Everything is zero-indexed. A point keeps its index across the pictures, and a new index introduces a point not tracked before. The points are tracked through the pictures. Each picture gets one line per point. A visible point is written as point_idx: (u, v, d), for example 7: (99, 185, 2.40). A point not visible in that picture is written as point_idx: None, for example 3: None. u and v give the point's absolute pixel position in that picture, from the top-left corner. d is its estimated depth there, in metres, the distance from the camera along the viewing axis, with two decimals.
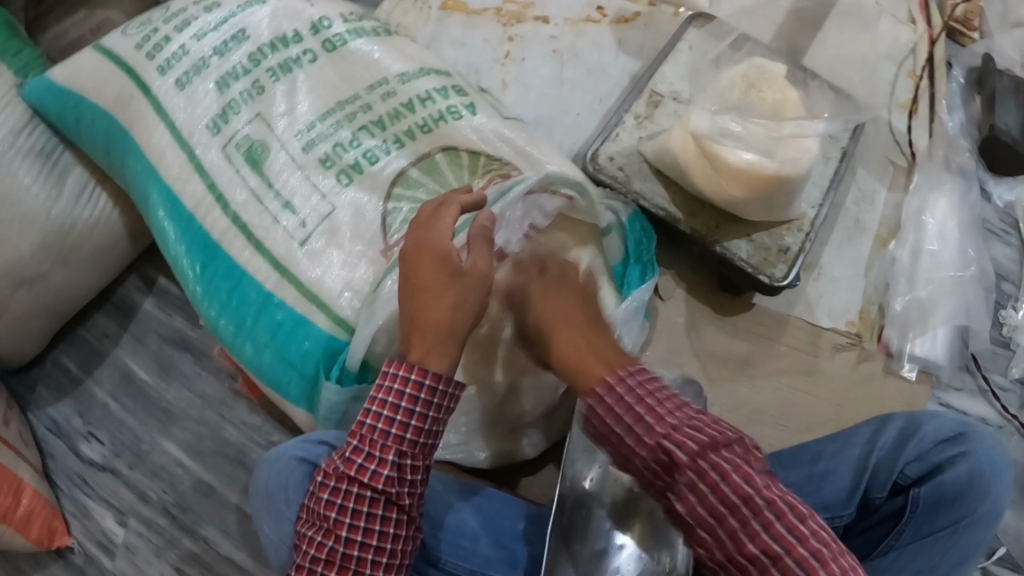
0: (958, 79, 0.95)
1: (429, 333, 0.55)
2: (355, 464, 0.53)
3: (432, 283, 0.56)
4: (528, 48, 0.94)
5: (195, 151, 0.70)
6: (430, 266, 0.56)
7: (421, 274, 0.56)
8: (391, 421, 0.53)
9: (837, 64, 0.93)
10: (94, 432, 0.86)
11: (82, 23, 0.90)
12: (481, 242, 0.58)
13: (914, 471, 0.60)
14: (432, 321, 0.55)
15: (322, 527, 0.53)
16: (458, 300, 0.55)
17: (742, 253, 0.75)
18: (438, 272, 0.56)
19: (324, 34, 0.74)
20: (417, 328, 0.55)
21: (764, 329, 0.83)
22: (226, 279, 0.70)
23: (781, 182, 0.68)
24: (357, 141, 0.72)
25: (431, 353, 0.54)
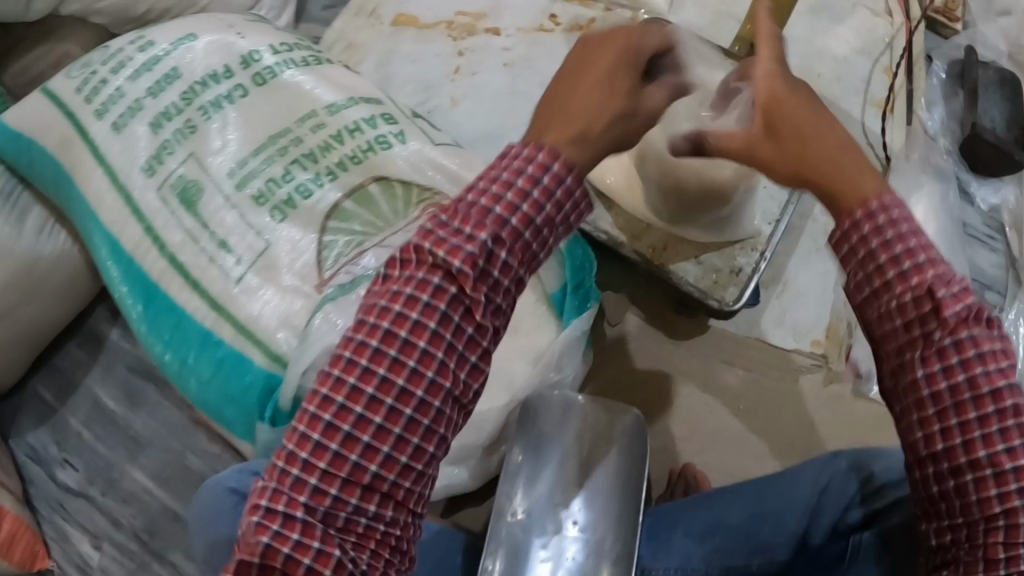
0: (939, 73, 0.88)
1: (576, 126, 0.43)
2: (444, 248, 0.42)
3: (605, 87, 0.44)
4: (480, 62, 0.91)
5: (132, 195, 0.71)
6: (602, 71, 0.45)
7: (597, 62, 0.45)
8: (502, 216, 0.42)
9: (806, 63, 0.87)
10: (70, 458, 0.90)
11: (41, 57, 0.85)
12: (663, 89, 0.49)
13: (856, 514, 0.58)
14: (584, 115, 0.43)
15: (353, 339, 0.42)
16: (619, 113, 0.44)
17: (690, 277, 0.72)
18: (617, 81, 0.45)
19: (255, 68, 0.75)
20: (562, 115, 0.44)
21: (721, 352, 0.79)
22: (169, 316, 0.70)
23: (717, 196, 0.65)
24: (290, 175, 0.73)
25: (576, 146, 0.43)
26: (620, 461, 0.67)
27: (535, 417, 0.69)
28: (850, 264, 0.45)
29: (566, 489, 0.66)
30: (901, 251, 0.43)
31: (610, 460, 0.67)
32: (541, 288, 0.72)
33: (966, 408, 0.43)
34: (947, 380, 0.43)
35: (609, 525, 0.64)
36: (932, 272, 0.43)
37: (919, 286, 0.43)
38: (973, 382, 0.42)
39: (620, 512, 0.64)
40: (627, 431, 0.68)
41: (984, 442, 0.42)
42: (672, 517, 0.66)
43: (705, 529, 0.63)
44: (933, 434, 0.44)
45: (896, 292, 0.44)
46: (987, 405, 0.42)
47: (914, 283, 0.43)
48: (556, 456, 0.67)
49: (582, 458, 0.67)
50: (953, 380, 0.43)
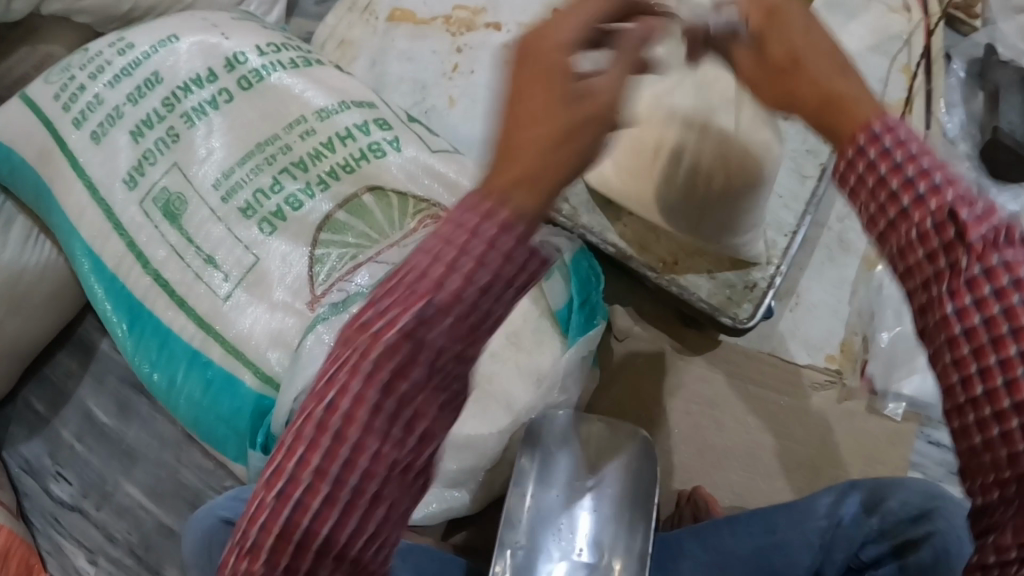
0: (957, 72, 0.84)
1: (520, 165, 0.31)
2: (391, 303, 0.30)
3: (541, 100, 0.33)
4: (478, 59, 0.87)
5: (113, 209, 0.68)
6: (541, 84, 0.33)
7: (533, 74, 0.34)
8: (458, 257, 0.30)
9: None
10: (63, 471, 0.88)
11: (24, 59, 0.79)
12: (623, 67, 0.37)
13: (870, 552, 0.58)
14: (526, 145, 0.31)
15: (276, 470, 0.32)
16: (558, 144, 0.32)
17: (702, 293, 0.69)
18: (556, 89, 0.33)
19: (240, 71, 0.72)
20: (505, 149, 0.32)
21: (732, 367, 0.77)
22: (154, 335, 0.67)
23: (737, 195, 0.58)
24: (279, 185, 0.70)
25: (511, 199, 0.30)
26: (626, 489, 0.66)
27: (541, 441, 0.68)
28: (858, 195, 0.38)
29: (569, 517, 0.66)
30: (906, 175, 0.35)
31: (615, 488, 0.67)
32: (545, 305, 0.69)
33: (979, 336, 0.34)
34: (981, 317, 0.34)
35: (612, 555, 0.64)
36: (950, 192, 0.34)
37: (931, 208, 0.35)
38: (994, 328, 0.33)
39: (624, 538, 0.64)
40: (633, 457, 0.68)
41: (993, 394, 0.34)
42: (679, 545, 0.64)
43: (713, 560, 0.62)
44: (970, 378, 0.35)
45: (907, 223, 0.36)
46: (1008, 347, 0.33)
47: (934, 207, 0.35)
48: (558, 483, 0.67)
49: (593, 478, 0.67)
50: (989, 314, 0.33)
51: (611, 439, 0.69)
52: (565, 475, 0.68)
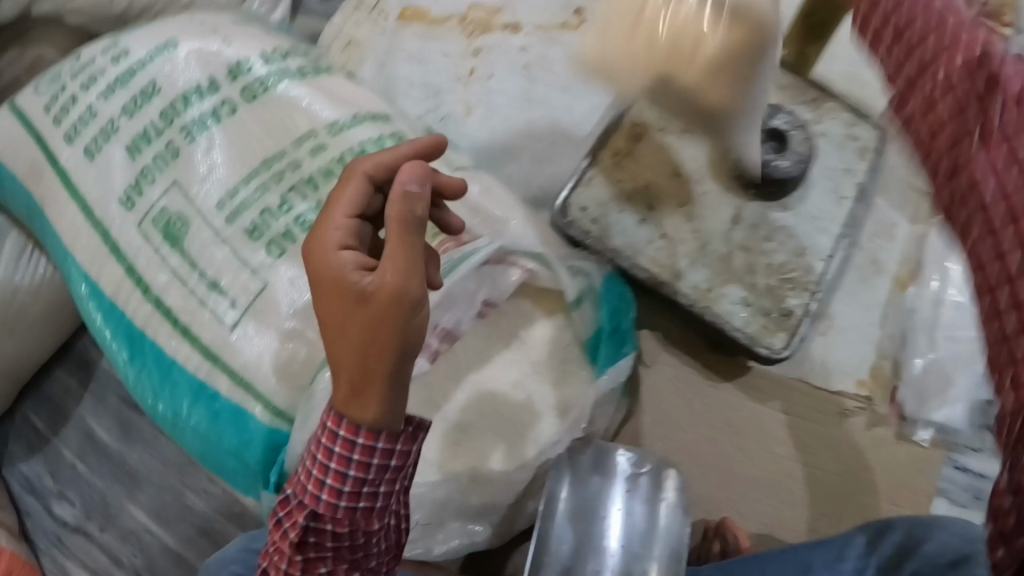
0: None
1: (352, 354, 0.46)
2: (323, 465, 0.49)
3: (340, 312, 0.46)
4: (495, 63, 0.81)
5: (109, 231, 0.63)
6: (334, 302, 0.46)
7: (324, 299, 0.47)
8: (350, 437, 0.48)
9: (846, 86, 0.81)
10: (65, 491, 0.86)
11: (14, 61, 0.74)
12: (393, 240, 0.45)
13: None
14: (346, 350, 0.46)
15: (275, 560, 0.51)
16: (366, 327, 0.45)
17: (737, 322, 0.66)
18: (347, 295, 0.46)
19: (244, 80, 0.67)
20: (331, 340, 0.47)
21: (762, 394, 0.73)
22: (157, 365, 0.64)
23: (737, 66, 0.55)
24: (288, 205, 0.65)
25: (364, 407, 0.46)
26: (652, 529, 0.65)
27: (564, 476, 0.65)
28: (887, 46, 0.43)
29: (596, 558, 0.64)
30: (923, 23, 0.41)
31: (643, 528, 0.65)
32: (573, 333, 0.65)
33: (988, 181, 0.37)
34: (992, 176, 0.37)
35: None
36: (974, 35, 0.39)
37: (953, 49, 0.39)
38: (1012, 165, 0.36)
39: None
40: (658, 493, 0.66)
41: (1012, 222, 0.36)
42: None
43: None
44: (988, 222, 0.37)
45: (936, 68, 0.40)
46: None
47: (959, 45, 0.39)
48: (585, 521, 0.65)
49: (623, 512, 0.66)
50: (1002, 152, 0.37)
51: (641, 474, 0.67)
52: (595, 508, 0.66)
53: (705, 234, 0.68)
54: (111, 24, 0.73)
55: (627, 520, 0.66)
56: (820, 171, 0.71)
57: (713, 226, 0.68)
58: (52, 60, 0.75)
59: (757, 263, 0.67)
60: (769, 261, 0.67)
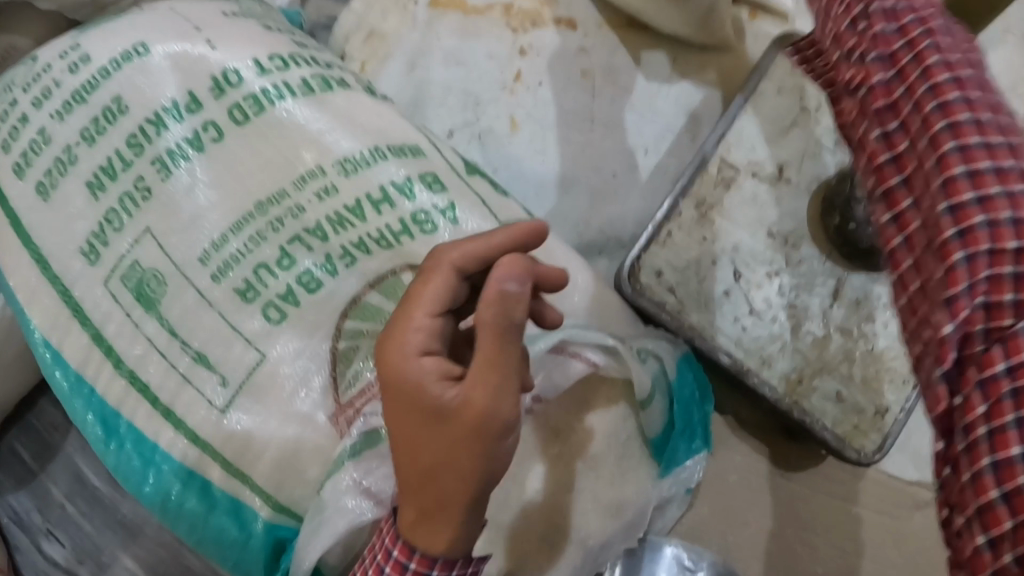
0: None
1: (427, 483, 0.38)
2: None
3: (418, 425, 0.38)
4: (546, 68, 0.67)
5: (70, 290, 0.52)
6: (410, 410, 0.38)
7: (398, 409, 0.39)
8: (423, 568, 0.41)
9: None
10: (54, 530, 0.79)
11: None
12: (483, 350, 0.36)
13: None
14: (419, 470, 0.39)
15: None
16: (448, 456, 0.37)
17: (827, 420, 0.55)
18: (426, 408, 0.38)
19: (233, 97, 0.53)
20: (401, 462, 0.39)
21: (835, 487, 0.64)
22: (137, 450, 0.54)
23: None
24: (289, 260, 0.53)
25: (433, 538, 0.40)
26: None
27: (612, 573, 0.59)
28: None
29: None
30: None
31: None
32: (634, 428, 0.55)
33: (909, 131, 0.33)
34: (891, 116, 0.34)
35: None
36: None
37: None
38: (941, 159, 0.31)
39: None
40: None
41: (963, 243, 0.31)
42: None
43: None
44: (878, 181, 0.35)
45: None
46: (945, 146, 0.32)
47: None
48: None
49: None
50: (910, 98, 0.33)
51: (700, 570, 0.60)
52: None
53: (799, 312, 0.56)
54: (89, 8, 0.61)
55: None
56: None
57: (807, 302, 0.56)
58: (30, 51, 0.63)
59: (856, 350, 0.56)
60: (869, 347, 0.56)
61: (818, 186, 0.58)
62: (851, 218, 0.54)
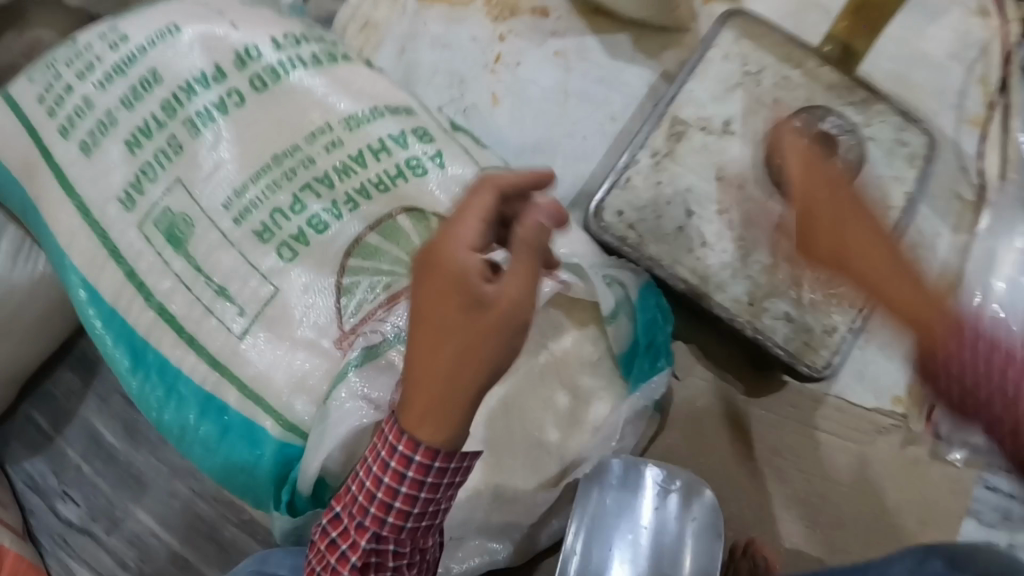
0: None
1: (440, 370, 0.40)
2: (390, 478, 0.46)
3: (451, 310, 0.40)
4: (523, 51, 0.76)
5: (109, 233, 0.59)
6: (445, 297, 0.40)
7: (431, 295, 0.41)
8: (426, 461, 0.44)
9: (893, 86, 0.75)
10: (70, 491, 0.84)
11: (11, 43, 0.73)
12: (523, 254, 0.42)
13: None
14: (437, 357, 0.41)
15: (330, 535, 0.50)
16: (471, 344, 0.40)
17: (778, 337, 0.62)
18: (463, 294, 0.40)
19: (253, 68, 0.62)
20: (418, 350, 0.41)
21: (797, 412, 0.69)
22: (161, 376, 0.61)
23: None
24: (301, 205, 0.61)
25: (431, 425, 0.42)
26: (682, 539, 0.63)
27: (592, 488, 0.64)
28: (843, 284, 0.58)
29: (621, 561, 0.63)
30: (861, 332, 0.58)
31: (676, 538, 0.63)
32: (606, 346, 0.62)
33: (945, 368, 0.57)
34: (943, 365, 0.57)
35: None
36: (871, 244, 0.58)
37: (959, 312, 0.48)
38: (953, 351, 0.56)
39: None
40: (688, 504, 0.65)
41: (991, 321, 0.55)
42: None
43: None
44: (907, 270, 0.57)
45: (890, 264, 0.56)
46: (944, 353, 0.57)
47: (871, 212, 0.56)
48: (610, 537, 0.63)
49: (655, 520, 0.64)
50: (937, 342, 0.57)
51: (672, 486, 0.65)
52: (626, 518, 0.64)
53: (747, 244, 0.63)
54: (110, 4, 0.72)
55: (657, 531, 0.64)
56: (870, 178, 0.65)
57: (754, 236, 0.64)
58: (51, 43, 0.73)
59: (801, 276, 0.63)
60: (813, 274, 0.63)
61: (761, 136, 0.65)
62: (788, 158, 0.61)
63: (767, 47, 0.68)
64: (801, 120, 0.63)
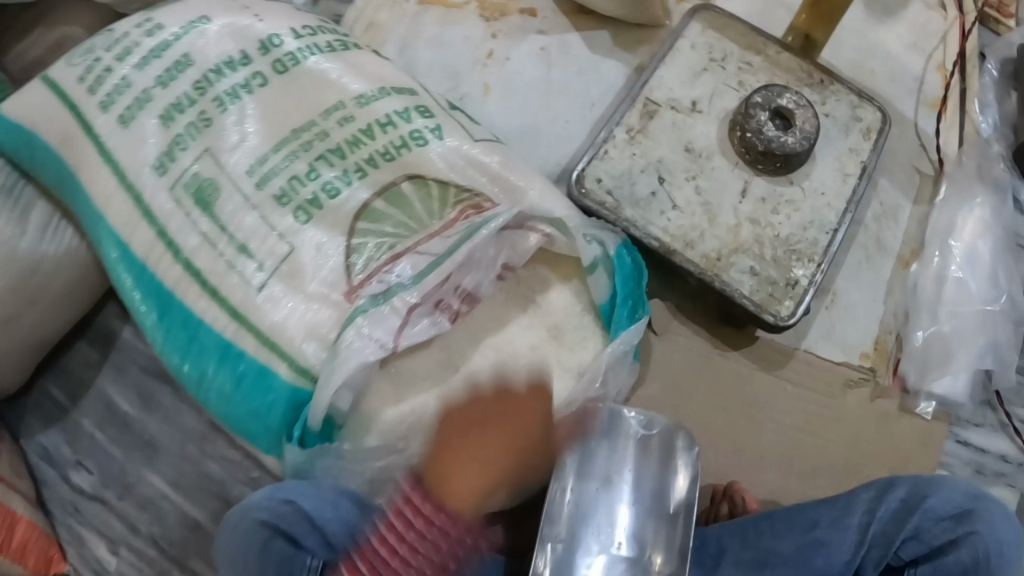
0: (991, 72, 0.82)
1: (496, 458, 0.51)
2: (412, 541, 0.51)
3: (530, 424, 0.53)
4: (514, 47, 0.84)
5: (142, 194, 0.66)
6: (537, 422, 0.53)
7: (516, 422, 0.52)
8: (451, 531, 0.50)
9: (855, 70, 0.82)
10: (83, 460, 0.87)
11: (40, 40, 0.82)
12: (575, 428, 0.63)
13: (909, 552, 0.59)
14: (474, 463, 0.50)
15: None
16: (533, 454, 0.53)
17: (745, 289, 0.68)
18: (541, 430, 0.53)
19: (275, 54, 0.69)
20: (480, 450, 0.51)
21: (768, 365, 0.75)
22: (184, 327, 0.66)
23: None
24: (315, 173, 0.67)
25: (466, 497, 0.50)
26: (666, 478, 0.67)
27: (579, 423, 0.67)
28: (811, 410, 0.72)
29: (608, 508, 0.66)
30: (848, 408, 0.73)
31: (656, 476, 0.67)
32: (588, 297, 0.69)
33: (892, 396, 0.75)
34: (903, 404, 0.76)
35: (654, 537, 0.64)
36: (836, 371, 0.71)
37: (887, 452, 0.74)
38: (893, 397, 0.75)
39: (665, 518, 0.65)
40: (669, 444, 0.68)
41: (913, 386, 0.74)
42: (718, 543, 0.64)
43: (797, 547, 0.61)
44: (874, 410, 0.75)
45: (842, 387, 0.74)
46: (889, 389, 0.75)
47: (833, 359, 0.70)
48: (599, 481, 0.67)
49: (635, 471, 0.67)
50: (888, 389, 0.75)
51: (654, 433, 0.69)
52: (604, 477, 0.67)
53: (714, 205, 0.70)
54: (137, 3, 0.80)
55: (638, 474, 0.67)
56: (826, 150, 0.72)
57: (720, 199, 0.70)
58: (77, 37, 0.82)
59: (764, 235, 0.69)
60: (776, 233, 0.70)
61: (725, 114, 0.73)
62: (748, 129, 0.69)
63: (731, 37, 0.76)
64: (762, 96, 0.70)
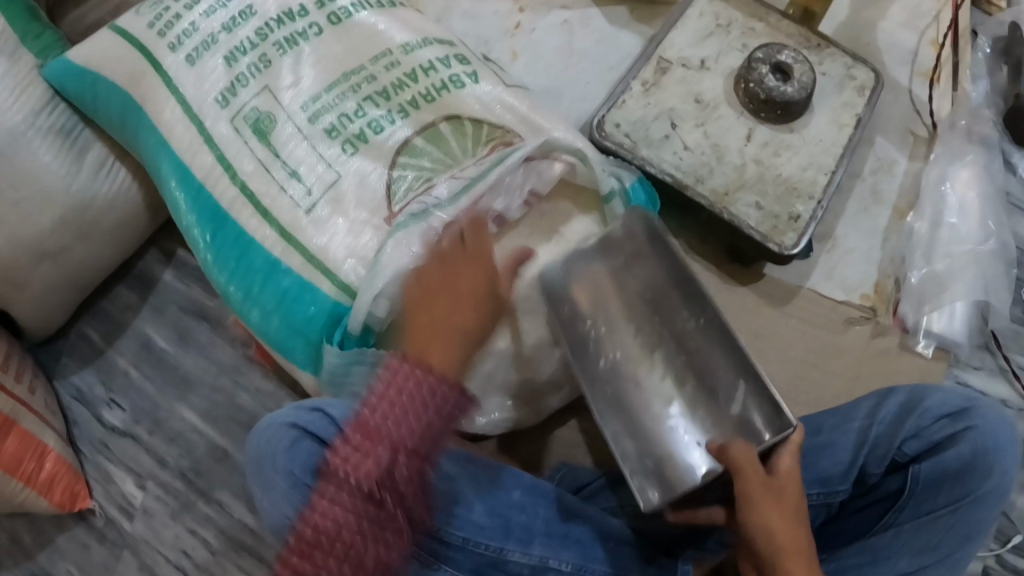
0: (983, 48, 0.91)
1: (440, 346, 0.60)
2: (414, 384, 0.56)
3: (465, 288, 0.62)
4: (539, 19, 0.93)
5: (205, 124, 0.73)
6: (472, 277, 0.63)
7: (453, 277, 0.63)
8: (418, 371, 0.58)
9: (851, 44, 0.91)
10: (116, 398, 0.89)
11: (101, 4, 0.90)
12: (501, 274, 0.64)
13: (911, 449, 0.61)
14: (437, 329, 0.61)
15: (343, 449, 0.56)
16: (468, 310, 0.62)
17: (750, 221, 0.74)
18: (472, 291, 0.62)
19: (330, 8, 0.77)
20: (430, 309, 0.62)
21: (773, 302, 0.82)
22: (235, 246, 0.72)
23: None
24: (362, 111, 0.74)
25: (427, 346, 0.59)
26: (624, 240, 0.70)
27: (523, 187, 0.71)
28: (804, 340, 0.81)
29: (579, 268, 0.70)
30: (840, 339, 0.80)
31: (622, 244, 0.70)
32: None
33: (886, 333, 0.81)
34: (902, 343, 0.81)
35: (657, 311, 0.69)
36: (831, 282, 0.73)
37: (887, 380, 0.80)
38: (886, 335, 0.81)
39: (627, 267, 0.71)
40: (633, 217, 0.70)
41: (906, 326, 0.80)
42: None
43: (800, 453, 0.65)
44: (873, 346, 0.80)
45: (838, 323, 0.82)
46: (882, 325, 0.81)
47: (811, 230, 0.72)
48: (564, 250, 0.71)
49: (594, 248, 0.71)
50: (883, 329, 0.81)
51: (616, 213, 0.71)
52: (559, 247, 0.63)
53: (721, 147, 0.77)
54: None
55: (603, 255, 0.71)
56: (822, 104, 0.80)
57: (727, 143, 0.77)
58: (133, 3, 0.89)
59: (767, 174, 0.76)
60: (778, 173, 0.76)
61: (731, 72, 0.81)
62: (750, 81, 0.77)
63: (737, 8, 0.84)
64: (764, 53, 0.78)
